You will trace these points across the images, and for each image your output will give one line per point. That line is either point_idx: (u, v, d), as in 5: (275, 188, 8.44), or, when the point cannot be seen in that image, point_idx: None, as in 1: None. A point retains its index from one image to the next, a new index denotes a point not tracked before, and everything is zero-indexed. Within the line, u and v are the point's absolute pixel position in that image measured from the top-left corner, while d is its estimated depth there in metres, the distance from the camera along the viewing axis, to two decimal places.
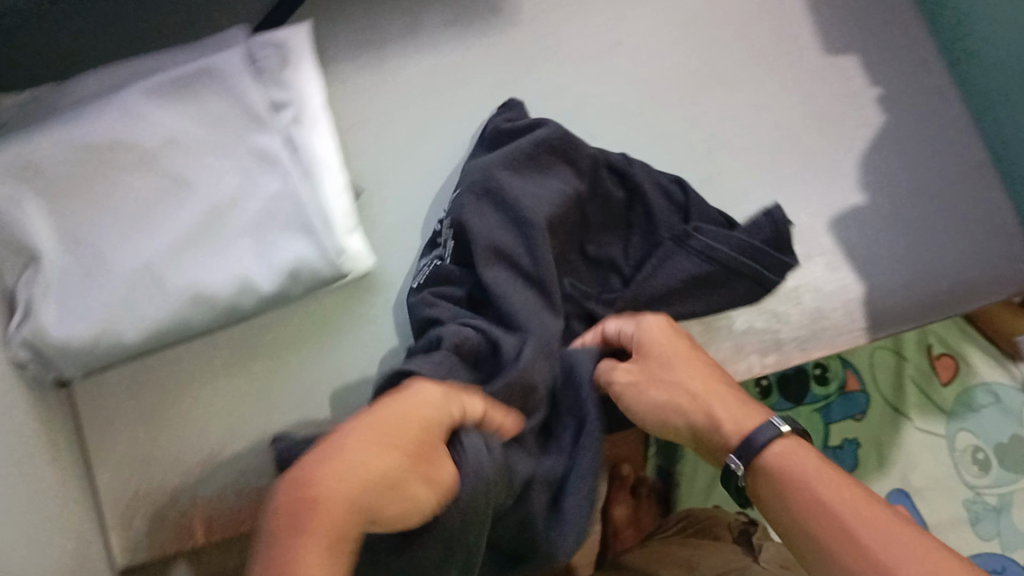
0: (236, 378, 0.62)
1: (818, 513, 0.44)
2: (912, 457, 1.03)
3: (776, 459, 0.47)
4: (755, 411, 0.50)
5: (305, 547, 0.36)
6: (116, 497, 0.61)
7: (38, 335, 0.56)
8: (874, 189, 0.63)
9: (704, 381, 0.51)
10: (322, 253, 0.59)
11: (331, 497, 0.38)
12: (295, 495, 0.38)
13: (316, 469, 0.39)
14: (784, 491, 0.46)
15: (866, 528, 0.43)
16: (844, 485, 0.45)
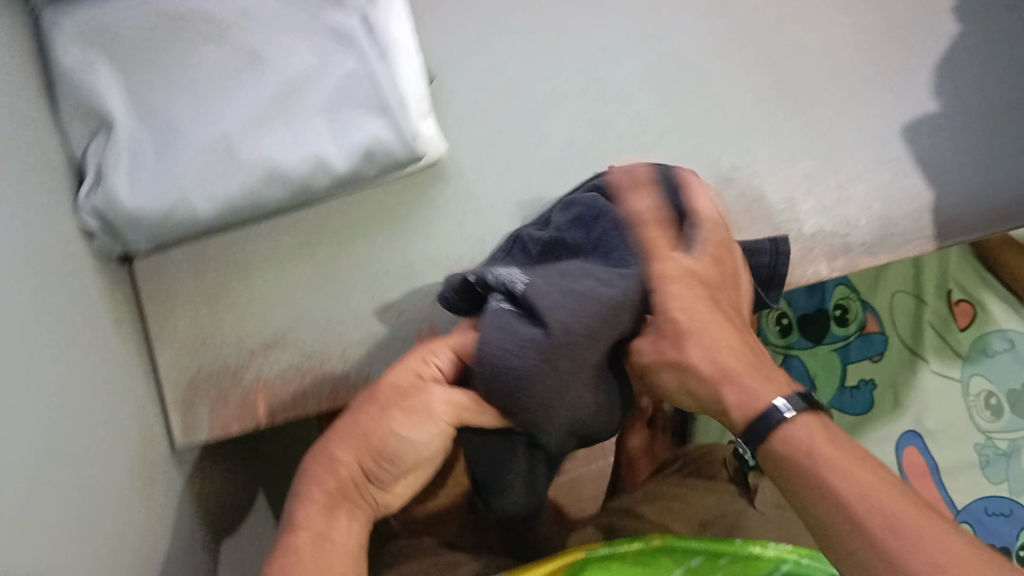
0: (302, 260, 0.62)
1: (841, 509, 0.42)
2: (925, 400, 1.00)
3: (781, 452, 0.45)
4: (782, 382, 0.47)
5: (301, 507, 0.51)
6: (177, 378, 0.61)
7: (110, 201, 0.55)
8: (946, 99, 0.63)
9: (714, 322, 0.49)
10: (398, 134, 0.58)
11: (320, 478, 0.51)
12: (307, 459, 0.53)
13: (327, 457, 0.52)
14: (802, 484, 0.44)
15: (895, 523, 0.41)
16: (863, 487, 0.42)
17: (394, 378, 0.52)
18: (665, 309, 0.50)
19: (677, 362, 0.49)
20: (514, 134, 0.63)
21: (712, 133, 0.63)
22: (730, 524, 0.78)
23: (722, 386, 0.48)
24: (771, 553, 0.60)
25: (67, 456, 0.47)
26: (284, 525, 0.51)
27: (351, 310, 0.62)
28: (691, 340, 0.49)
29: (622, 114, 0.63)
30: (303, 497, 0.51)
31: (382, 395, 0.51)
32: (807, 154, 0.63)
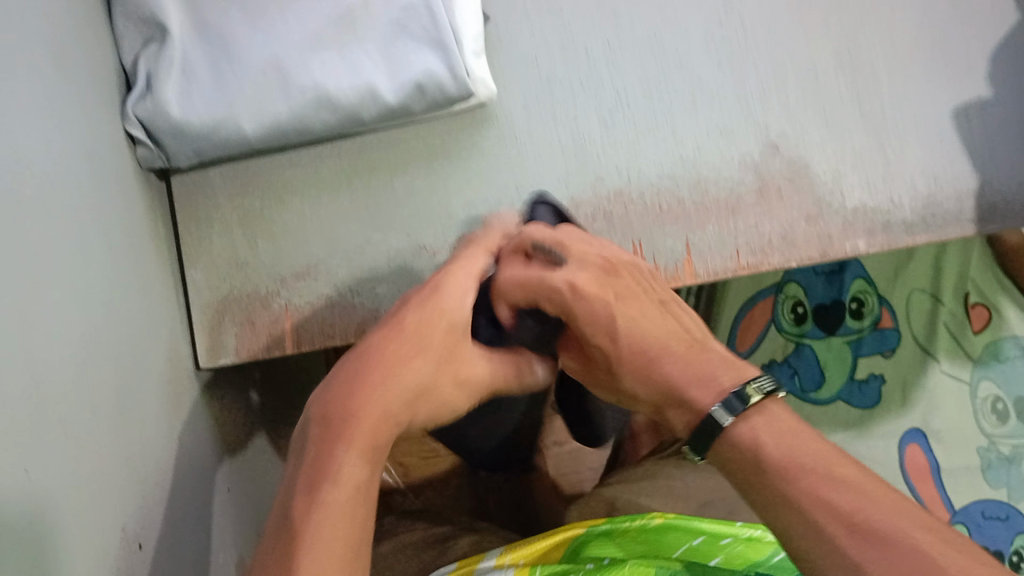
0: (341, 194, 0.61)
1: (793, 489, 0.39)
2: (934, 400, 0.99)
3: (729, 451, 0.42)
4: (707, 376, 0.45)
5: (343, 450, 0.43)
6: (208, 297, 0.61)
7: (158, 112, 0.55)
8: (1002, 84, 0.63)
9: (629, 325, 0.49)
10: (451, 70, 0.57)
11: (374, 424, 0.45)
12: (344, 412, 0.45)
13: (355, 394, 0.46)
14: (757, 486, 0.40)
15: (855, 529, 0.37)
16: (815, 481, 0.39)
17: (444, 314, 0.50)
18: (583, 311, 0.50)
19: (613, 366, 0.50)
20: (565, 83, 0.63)
21: (764, 99, 0.62)
22: (733, 503, 0.77)
23: (663, 403, 0.47)
24: (770, 538, 0.61)
25: (103, 360, 0.47)
26: (307, 474, 0.43)
27: (386, 247, 0.61)
28: (622, 344, 0.49)
29: (675, 72, 0.63)
30: (344, 437, 0.44)
31: (435, 343, 0.49)
32: (856, 128, 0.62)
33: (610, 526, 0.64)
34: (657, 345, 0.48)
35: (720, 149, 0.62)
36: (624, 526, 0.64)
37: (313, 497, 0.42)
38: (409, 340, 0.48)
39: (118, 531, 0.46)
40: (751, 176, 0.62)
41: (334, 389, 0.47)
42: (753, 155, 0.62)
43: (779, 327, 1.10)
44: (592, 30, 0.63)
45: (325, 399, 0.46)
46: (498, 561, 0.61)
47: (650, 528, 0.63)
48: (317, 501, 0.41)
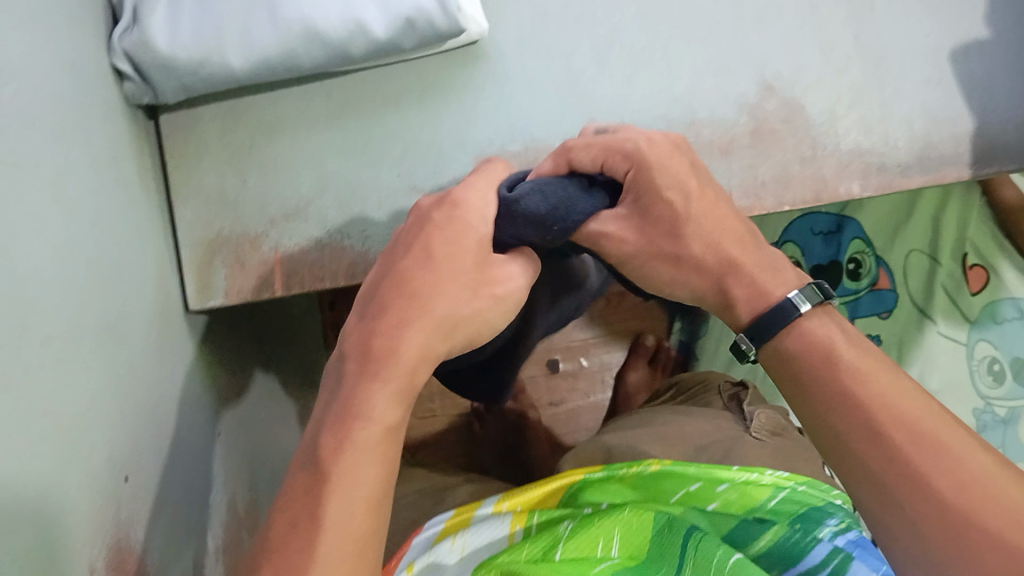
0: (330, 130, 0.60)
1: (861, 412, 0.41)
2: (930, 359, 1.09)
3: (792, 348, 0.44)
4: (775, 278, 0.46)
5: (375, 390, 0.42)
6: (197, 235, 0.60)
7: (143, 44, 0.54)
8: (1001, 23, 0.62)
9: (710, 211, 0.47)
10: (442, 5, 0.56)
11: (409, 357, 0.43)
12: (381, 343, 0.43)
13: (391, 324, 0.44)
14: (814, 388, 0.43)
15: (911, 433, 0.40)
16: (887, 393, 0.41)
17: (472, 219, 0.47)
18: (654, 188, 0.47)
19: (672, 253, 0.48)
20: (560, 16, 0.61)
21: (762, 37, 0.61)
22: (729, 441, 0.79)
23: (726, 276, 0.47)
24: (768, 482, 0.59)
25: (89, 295, 0.47)
26: (340, 408, 0.42)
27: (375, 186, 0.61)
28: (687, 228, 0.47)
29: (673, 6, 0.61)
30: (377, 372, 0.42)
31: (462, 262, 0.46)
32: (856, 66, 0.61)
33: (606, 474, 0.63)
34: (736, 227, 0.47)
35: (717, 87, 0.61)
36: (619, 474, 0.63)
37: (343, 439, 0.40)
38: (438, 268, 0.45)
39: (104, 463, 0.45)
40: (746, 117, 0.61)
41: (370, 317, 0.45)
42: (749, 95, 0.61)
43: None
44: None
45: (367, 326, 0.44)
46: (495, 507, 0.62)
47: (647, 474, 0.62)
48: (346, 445, 0.40)
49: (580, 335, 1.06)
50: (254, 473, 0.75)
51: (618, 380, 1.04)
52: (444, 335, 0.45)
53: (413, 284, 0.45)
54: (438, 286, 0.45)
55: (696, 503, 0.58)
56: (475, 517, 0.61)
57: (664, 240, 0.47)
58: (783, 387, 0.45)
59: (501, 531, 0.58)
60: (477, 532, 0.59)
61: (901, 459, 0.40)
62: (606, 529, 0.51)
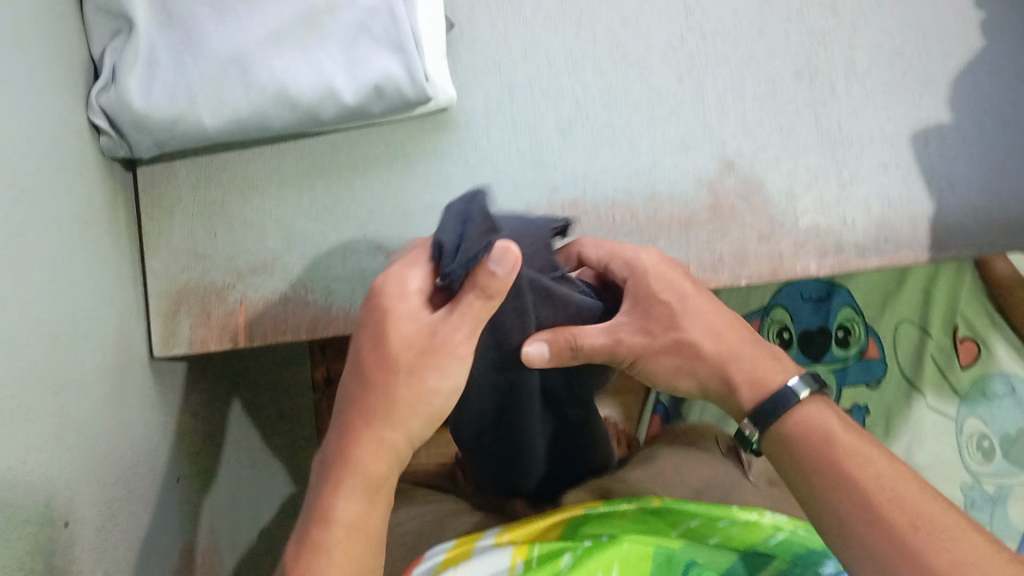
0: (302, 190, 0.62)
1: (850, 481, 0.47)
2: (918, 432, 1.07)
3: (792, 430, 0.51)
4: (772, 358, 0.54)
5: (336, 496, 0.50)
6: (165, 285, 0.62)
7: (120, 101, 0.56)
8: (960, 111, 0.63)
9: (696, 300, 0.55)
10: (410, 73, 0.58)
11: (363, 460, 0.50)
12: (342, 454, 0.50)
13: (351, 435, 0.50)
14: (819, 472, 0.49)
15: (916, 521, 0.45)
16: (880, 474, 0.47)
17: (396, 306, 0.50)
18: (650, 293, 0.55)
19: (673, 341, 0.55)
20: (527, 90, 0.64)
21: (722, 116, 0.63)
22: (721, 491, 0.79)
23: (728, 364, 0.54)
24: (767, 521, 0.61)
25: (42, 328, 0.48)
26: (310, 518, 0.50)
27: (342, 245, 0.62)
28: (686, 319, 0.55)
29: (637, 84, 0.64)
30: (338, 478, 0.50)
31: (401, 354, 0.50)
32: (813, 149, 0.63)
33: (606, 509, 0.63)
34: (728, 322, 0.56)
35: (677, 164, 0.63)
36: (619, 510, 0.63)
37: (310, 542, 0.49)
38: (385, 367, 0.50)
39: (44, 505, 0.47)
40: (705, 192, 0.63)
41: (337, 434, 0.51)
42: (708, 171, 0.63)
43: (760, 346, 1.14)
44: (556, 44, 0.64)
45: (332, 437, 0.52)
46: (497, 539, 0.59)
47: (648, 511, 0.63)
48: (312, 547, 0.49)
49: None
50: (213, 519, 0.75)
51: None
52: (405, 420, 0.50)
53: (372, 392, 0.50)
54: (388, 386, 0.50)
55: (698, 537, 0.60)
56: (477, 548, 0.58)
57: (664, 329, 0.55)
58: (784, 468, 0.51)
59: (502, 564, 0.55)
60: (478, 563, 0.56)
61: (873, 528, 0.46)
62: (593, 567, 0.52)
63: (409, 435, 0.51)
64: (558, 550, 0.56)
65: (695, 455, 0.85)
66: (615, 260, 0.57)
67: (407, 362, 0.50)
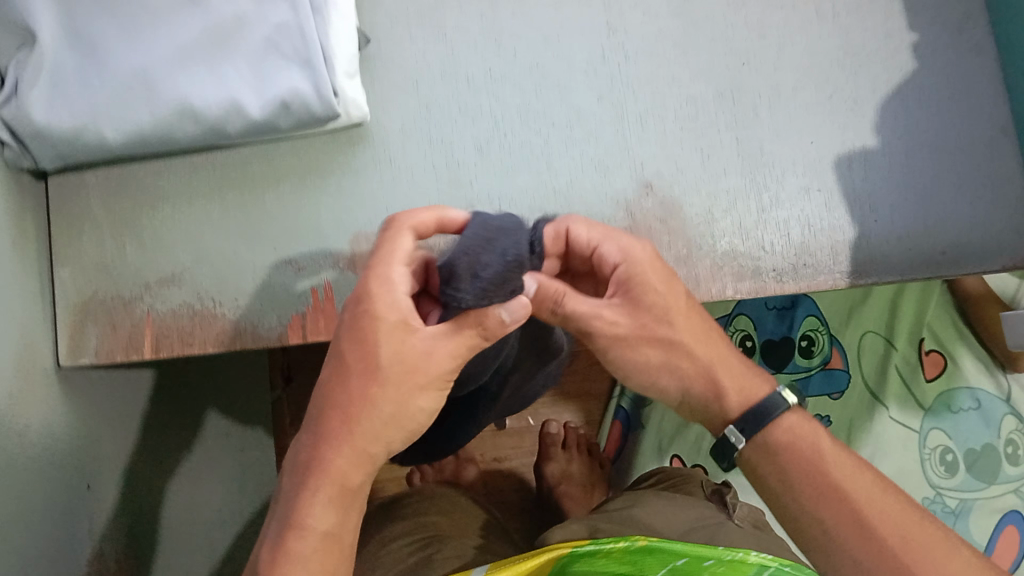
0: (212, 203, 0.62)
1: (837, 500, 0.48)
2: (881, 446, 1.00)
3: (779, 442, 0.50)
4: (756, 380, 0.52)
5: (312, 502, 0.47)
6: (72, 297, 0.62)
7: (21, 115, 0.55)
8: (888, 136, 0.62)
9: (679, 310, 0.52)
10: (317, 90, 0.57)
11: (343, 470, 0.48)
12: (316, 460, 0.48)
13: (329, 441, 0.48)
14: (808, 483, 0.49)
15: (904, 538, 0.47)
16: (868, 489, 0.48)
17: (385, 318, 0.48)
18: (646, 289, 0.51)
19: (664, 338, 0.52)
20: (444, 107, 0.63)
21: (640, 137, 0.62)
22: (709, 529, 0.75)
23: (716, 374, 0.52)
24: (756, 558, 0.54)
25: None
26: (280, 524, 0.48)
27: (252, 259, 0.62)
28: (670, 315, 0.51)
29: (554, 104, 0.62)
30: (312, 486, 0.47)
31: (391, 369, 0.48)
32: (733, 170, 0.61)
33: (591, 548, 0.56)
34: (706, 322, 0.53)
35: (594, 184, 0.62)
36: (606, 551, 0.56)
37: (282, 550, 0.47)
38: (372, 378, 0.48)
39: None
40: (623, 213, 0.61)
41: (309, 440, 0.49)
42: (626, 192, 0.62)
43: None
44: (475, 60, 0.63)
45: (302, 442, 0.49)
46: None
47: (633, 550, 0.56)
48: (283, 556, 0.47)
49: None
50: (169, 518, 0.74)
51: (540, 472, 1.01)
52: (391, 430, 0.48)
53: (357, 401, 0.48)
54: (371, 402, 0.48)
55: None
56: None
57: (655, 325, 0.51)
58: (767, 480, 0.51)
59: None
60: None
61: (862, 548, 0.47)
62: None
63: (390, 445, 0.49)
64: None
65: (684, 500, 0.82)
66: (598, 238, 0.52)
67: (395, 373, 0.48)
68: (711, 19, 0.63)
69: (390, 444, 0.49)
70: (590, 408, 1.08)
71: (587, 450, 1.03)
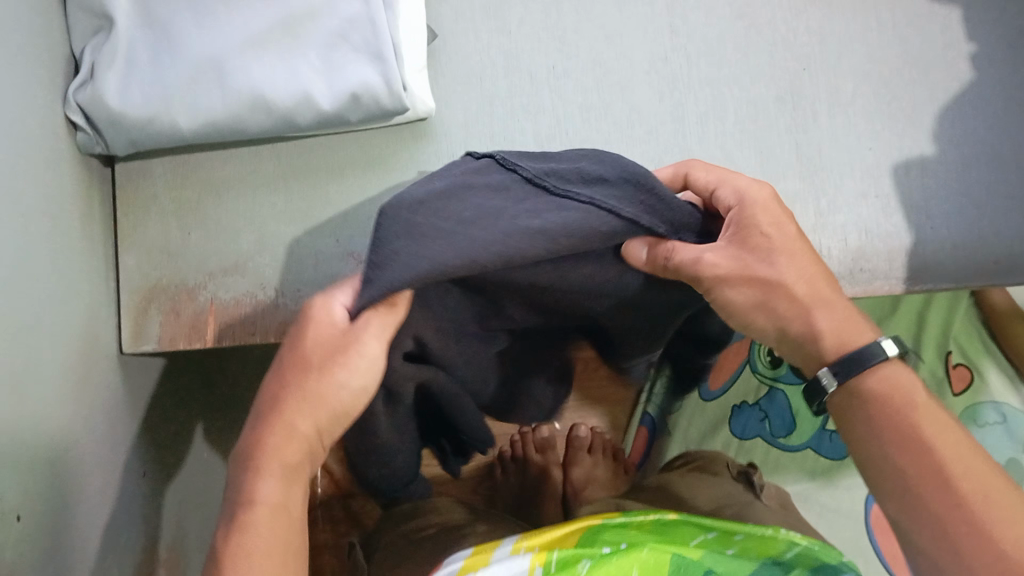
0: (277, 193, 0.63)
1: (910, 446, 0.45)
2: None
3: (873, 386, 0.47)
4: (864, 327, 0.49)
5: (254, 480, 0.46)
6: (136, 283, 0.62)
7: (96, 99, 0.56)
8: (946, 143, 0.62)
9: (792, 246, 0.49)
10: (387, 83, 0.58)
11: (276, 444, 0.47)
12: (251, 446, 0.47)
13: (261, 428, 0.48)
14: (890, 428, 0.46)
15: (986, 497, 0.43)
16: (941, 442, 0.44)
17: (317, 340, 0.47)
18: (752, 226, 0.49)
19: (763, 279, 0.49)
20: (506, 103, 0.64)
21: (701, 137, 0.63)
22: (738, 507, 0.76)
23: (812, 309, 0.48)
24: (784, 535, 0.56)
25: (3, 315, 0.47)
26: (231, 503, 0.46)
27: (313, 248, 0.62)
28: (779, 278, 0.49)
29: (615, 104, 0.63)
30: (257, 466, 0.46)
31: (311, 358, 0.47)
32: (792, 173, 0.62)
33: (623, 520, 0.58)
34: (821, 274, 0.49)
35: None
36: (638, 520, 0.58)
37: (233, 526, 0.45)
38: (293, 367, 0.48)
39: (15, 493, 0.47)
40: None
41: (247, 432, 0.48)
42: None
43: (753, 369, 1.01)
44: (539, 58, 0.64)
45: (238, 440, 0.49)
46: (514, 546, 0.55)
47: (665, 522, 0.58)
48: (234, 532, 0.44)
49: None
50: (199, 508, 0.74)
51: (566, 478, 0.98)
52: (308, 406, 0.47)
53: (284, 394, 0.47)
54: (298, 384, 0.47)
55: (715, 547, 0.54)
56: (493, 558, 0.53)
57: (760, 268, 0.49)
58: (845, 420, 0.48)
59: (518, 568, 0.51)
60: (496, 567, 0.52)
61: (935, 496, 0.43)
62: (624, 566, 0.48)
63: (319, 427, 0.47)
64: (576, 557, 0.51)
65: (700, 480, 0.83)
66: (721, 189, 0.51)
67: (316, 360, 0.47)
68: (771, 24, 0.64)
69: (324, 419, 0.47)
70: (615, 413, 1.05)
71: (613, 454, 1.01)
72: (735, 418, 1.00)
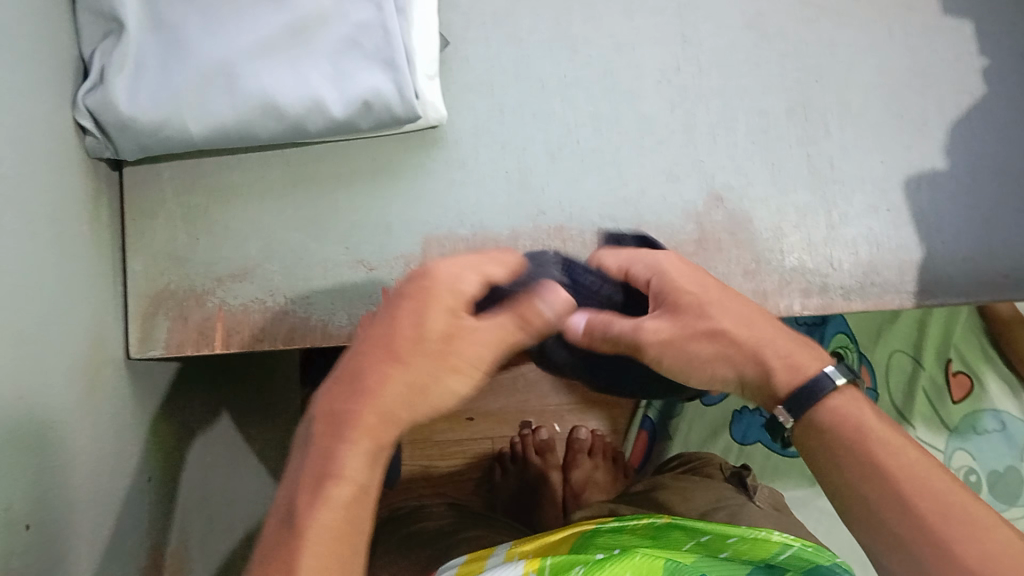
0: (287, 199, 0.62)
1: (865, 477, 0.46)
2: None
3: (825, 420, 0.49)
4: (811, 360, 0.51)
5: (341, 450, 0.44)
6: (144, 288, 0.62)
7: (105, 103, 0.55)
8: (957, 157, 0.62)
9: (726, 295, 0.53)
10: (398, 89, 0.58)
11: (372, 420, 0.45)
12: (343, 412, 0.45)
13: (361, 390, 0.46)
14: (844, 463, 0.47)
15: (946, 514, 0.44)
16: (909, 477, 0.45)
17: (442, 295, 0.49)
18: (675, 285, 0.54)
19: (708, 331, 0.52)
20: (517, 111, 0.63)
21: (712, 147, 0.63)
22: (730, 509, 0.76)
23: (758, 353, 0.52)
24: (779, 535, 0.53)
25: (10, 323, 0.47)
26: (310, 474, 0.44)
27: (322, 255, 0.62)
28: (711, 307, 0.52)
29: (626, 113, 0.63)
30: (347, 438, 0.44)
31: (432, 340, 0.47)
32: (803, 185, 0.62)
33: (616, 524, 0.58)
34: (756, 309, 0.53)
35: (664, 194, 0.62)
36: (630, 525, 0.58)
37: (314, 500, 0.43)
38: (405, 329, 0.47)
39: (23, 503, 0.47)
40: (691, 225, 0.62)
41: (341, 394, 0.46)
42: (695, 204, 0.62)
43: None
44: (549, 66, 0.64)
45: (330, 395, 0.46)
46: (507, 554, 0.55)
47: (656, 526, 0.58)
48: (314, 505, 0.43)
49: (554, 400, 1.04)
50: (204, 509, 0.74)
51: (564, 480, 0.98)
52: (417, 389, 0.46)
53: (402, 352, 0.47)
54: (417, 353, 0.47)
55: (706, 551, 0.53)
56: (486, 566, 0.53)
57: (696, 318, 0.52)
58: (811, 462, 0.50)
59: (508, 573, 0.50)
60: None
61: (907, 524, 0.44)
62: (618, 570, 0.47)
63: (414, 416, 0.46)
64: (568, 564, 0.49)
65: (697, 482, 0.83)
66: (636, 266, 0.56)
67: (436, 347, 0.47)
68: (785, 36, 0.64)
69: (429, 409, 0.47)
70: (615, 417, 1.04)
71: (614, 457, 1.00)
72: (734, 422, 1.00)
